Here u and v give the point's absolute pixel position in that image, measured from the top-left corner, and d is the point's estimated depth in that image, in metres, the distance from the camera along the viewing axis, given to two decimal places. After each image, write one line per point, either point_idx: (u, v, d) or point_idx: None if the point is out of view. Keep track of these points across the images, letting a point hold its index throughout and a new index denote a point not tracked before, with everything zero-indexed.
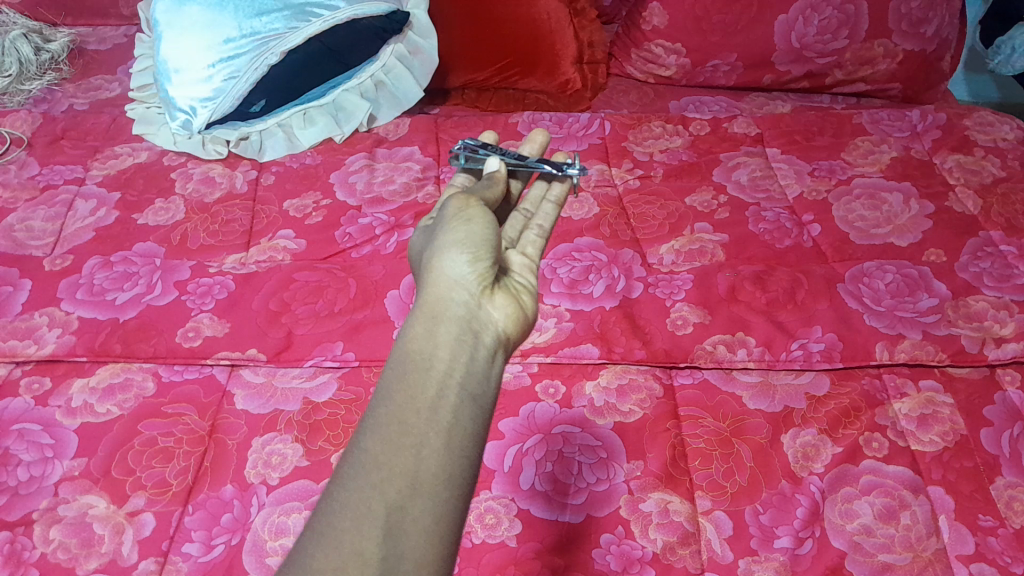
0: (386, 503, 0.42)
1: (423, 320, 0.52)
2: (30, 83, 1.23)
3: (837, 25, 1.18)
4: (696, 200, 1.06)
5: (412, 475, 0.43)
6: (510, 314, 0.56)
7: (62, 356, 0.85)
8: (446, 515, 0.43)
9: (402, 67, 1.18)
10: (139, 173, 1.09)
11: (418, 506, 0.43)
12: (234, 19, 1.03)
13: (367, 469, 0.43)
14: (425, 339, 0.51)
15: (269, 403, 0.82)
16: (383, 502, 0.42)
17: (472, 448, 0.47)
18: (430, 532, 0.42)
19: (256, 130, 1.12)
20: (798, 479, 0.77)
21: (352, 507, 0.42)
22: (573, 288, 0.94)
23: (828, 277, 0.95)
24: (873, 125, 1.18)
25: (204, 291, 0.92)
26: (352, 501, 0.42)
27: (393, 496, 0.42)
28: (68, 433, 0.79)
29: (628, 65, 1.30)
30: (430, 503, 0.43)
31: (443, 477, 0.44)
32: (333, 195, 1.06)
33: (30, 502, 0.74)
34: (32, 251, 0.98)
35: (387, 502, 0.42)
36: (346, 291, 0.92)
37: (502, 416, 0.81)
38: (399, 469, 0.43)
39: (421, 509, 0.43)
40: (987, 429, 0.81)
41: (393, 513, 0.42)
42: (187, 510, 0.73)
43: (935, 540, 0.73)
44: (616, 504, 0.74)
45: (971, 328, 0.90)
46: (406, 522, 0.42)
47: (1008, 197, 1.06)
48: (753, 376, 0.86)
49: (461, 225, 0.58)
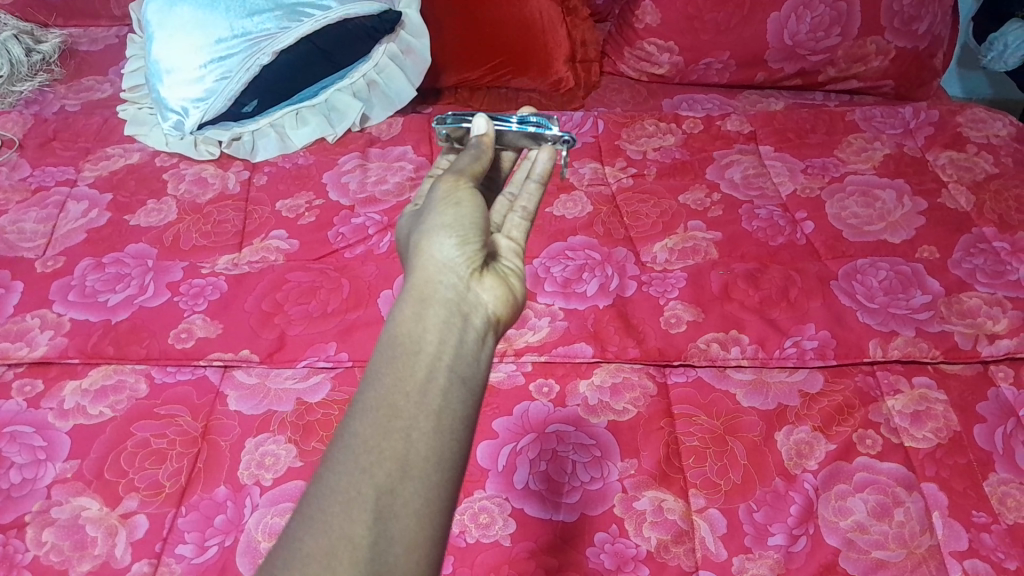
0: (376, 486, 0.42)
1: (412, 303, 0.52)
2: (21, 85, 1.23)
3: (828, 23, 1.18)
4: (689, 198, 1.06)
5: (401, 458, 0.43)
6: (500, 295, 0.55)
7: (54, 359, 0.85)
8: (436, 497, 0.43)
9: (394, 67, 1.16)
10: (131, 174, 1.09)
11: (407, 489, 0.42)
12: (226, 19, 1.04)
13: (356, 453, 0.43)
14: (414, 321, 0.50)
15: (262, 404, 0.81)
16: (372, 486, 0.42)
17: (462, 430, 0.46)
18: (420, 515, 0.42)
19: (248, 130, 1.12)
20: (792, 476, 0.77)
21: (342, 491, 0.42)
22: (567, 287, 0.94)
23: (821, 274, 0.95)
24: (865, 123, 1.18)
25: (197, 292, 0.92)
26: (341, 484, 0.42)
27: (383, 479, 0.42)
28: (61, 436, 0.78)
29: (621, 64, 1.30)
30: (419, 486, 0.43)
31: (432, 460, 0.44)
32: (326, 196, 1.06)
33: (22, 505, 0.73)
34: (24, 253, 0.97)
35: (376, 485, 0.42)
36: (339, 291, 0.92)
37: (496, 415, 0.81)
38: (388, 452, 0.43)
39: (411, 492, 0.42)
40: (980, 425, 0.81)
41: (383, 496, 0.42)
42: (181, 511, 0.73)
43: (929, 536, 0.73)
44: (611, 502, 0.74)
45: (964, 325, 0.90)
46: (396, 505, 0.42)
47: (1001, 193, 1.06)
48: (747, 374, 0.86)
49: (448, 209, 0.58)
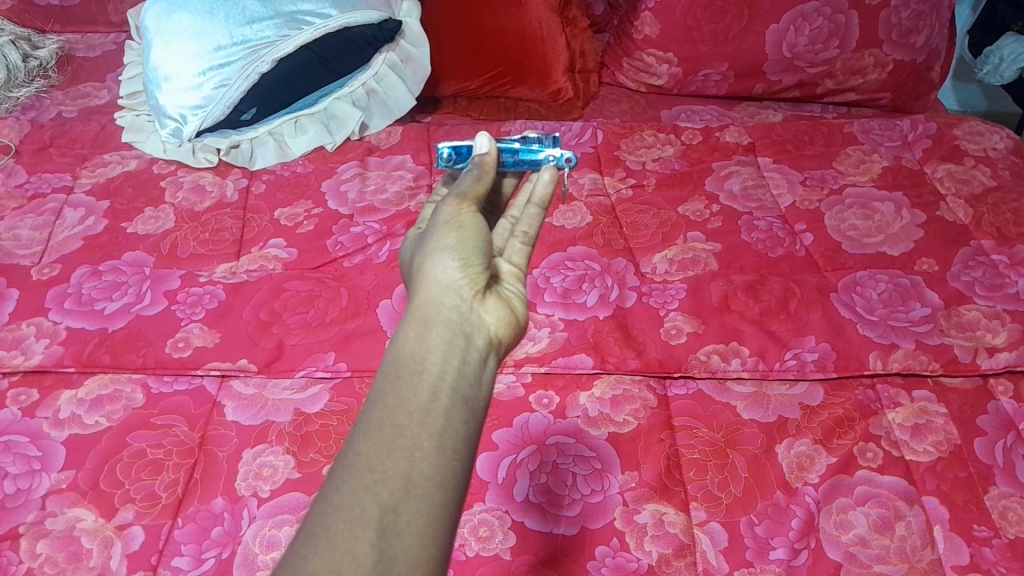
0: (379, 504, 0.41)
1: (414, 324, 0.51)
2: (18, 90, 1.22)
3: (827, 35, 1.18)
4: (689, 209, 1.06)
5: (405, 476, 0.43)
6: (502, 317, 0.55)
7: (50, 367, 0.84)
8: (438, 516, 0.42)
9: (394, 75, 1.17)
10: (128, 182, 1.08)
11: (411, 508, 0.42)
12: (225, 27, 1.03)
13: (360, 471, 0.42)
14: (417, 342, 0.49)
15: (259, 415, 0.81)
16: (376, 504, 0.41)
17: (465, 450, 0.45)
18: (422, 533, 0.42)
19: (247, 138, 1.12)
20: (792, 489, 0.77)
21: (344, 510, 0.41)
22: (566, 297, 0.93)
23: (820, 286, 0.95)
24: (863, 135, 1.19)
25: (194, 301, 0.91)
26: (343, 504, 0.41)
27: (386, 498, 0.42)
28: (56, 446, 0.78)
29: (620, 74, 1.30)
30: (423, 504, 0.42)
31: (436, 479, 0.43)
32: (324, 204, 1.05)
33: (16, 516, 0.72)
34: (19, 261, 0.97)
35: (379, 503, 0.41)
36: (337, 301, 0.91)
37: (495, 427, 0.81)
38: (391, 471, 0.43)
39: (414, 510, 0.42)
40: (980, 439, 0.81)
41: (387, 514, 0.41)
42: (177, 523, 0.72)
43: (930, 551, 0.72)
44: (611, 516, 0.74)
45: (963, 338, 0.90)
46: (399, 524, 0.41)
47: (999, 207, 1.06)
48: (747, 387, 0.85)
49: (451, 232, 0.58)
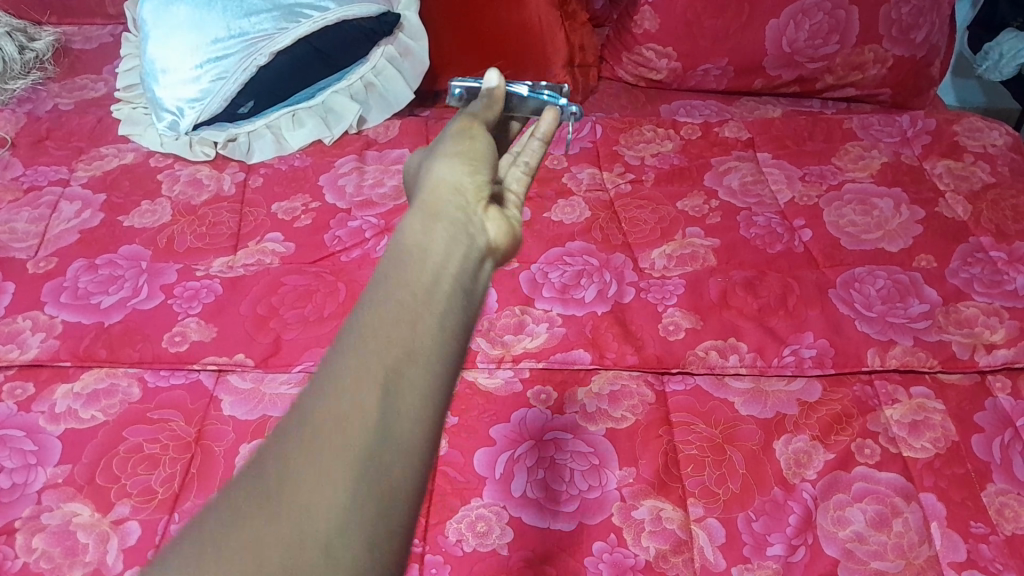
0: (382, 363, 0.40)
1: (420, 216, 0.50)
2: (14, 83, 1.21)
3: (827, 30, 1.18)
4: (687, 204, 1.06)
5: (409, 340, 0.41)
6: (504, 221, 0.54)
7: (46, 361, 0.84)
8: (438, 378, 0.41)
9: (392, 69, 1.16)
10: (125, 175, 1.08)
11: (413, 370, 0.40)
12: (223, 19, 1.03)
13: (362, 333, 0.41)
14: (422, 229, 0.49)
15: (257, 409, 0.81)
16: (379, 364, 0.40)
17: (467, 333, 0.44)
18: (424, 397, 0.40)
19: (244, 131, 1.11)
20: (790, 485, 0.77)
21: (321, 416, 0.37)
22: (564, 293, 0.93)
23: (819, 283, 0.95)
24: (863, 131, 1.19)
25: (191, 295, 0.91)
26: (321, 409, 0.38)
27: (389, 360, 0.40)
28: (52, 440, 0.77)
29: (619, 68, 1.30)
30: (424, 369, 0.41)
31: (438, 346, 0.42)
32: (322, 198, 1.05)
33: (12, 510, 0.72)
34: (16, 254, 0.96)
35: (383, 362, 0.40)
36: (335, 295, 0.91)
37: (493, 422, 0.80)
38: (395, 335, 0.41)
39: (417, 373, 0.40)
40: (978, 435, 0.81)
41: (391, 372, 0.39)
42: (174, 518, 0.72)
43: (927, 547, 0.73)
44: (608, 511, 0.74)
45: (961, 334, 0.90)
46: (401, 383, 0.39)
47: (998, 203, 1.06)
48: (744, 383, 0.85)
49: (460, 142, 0.59)
